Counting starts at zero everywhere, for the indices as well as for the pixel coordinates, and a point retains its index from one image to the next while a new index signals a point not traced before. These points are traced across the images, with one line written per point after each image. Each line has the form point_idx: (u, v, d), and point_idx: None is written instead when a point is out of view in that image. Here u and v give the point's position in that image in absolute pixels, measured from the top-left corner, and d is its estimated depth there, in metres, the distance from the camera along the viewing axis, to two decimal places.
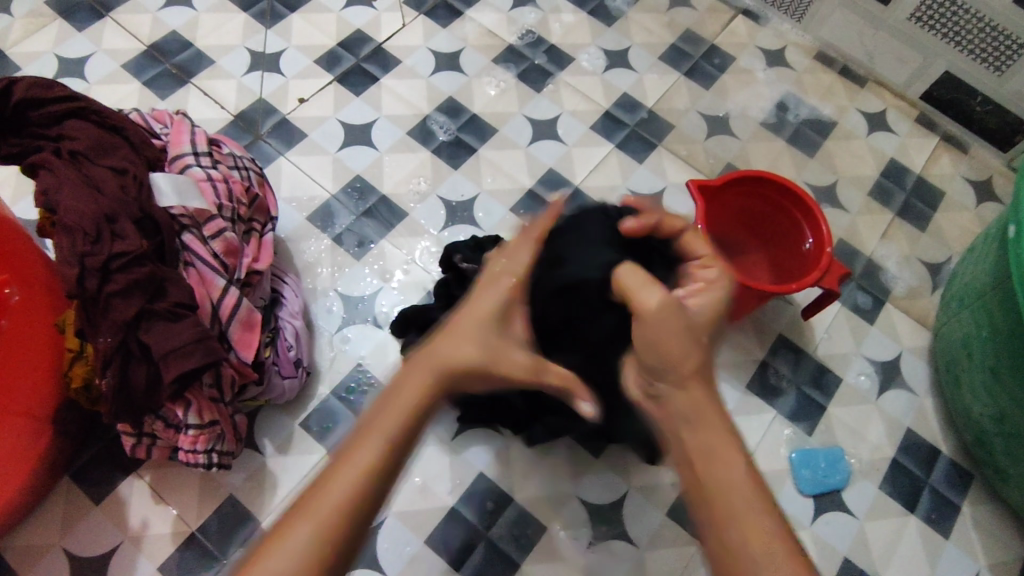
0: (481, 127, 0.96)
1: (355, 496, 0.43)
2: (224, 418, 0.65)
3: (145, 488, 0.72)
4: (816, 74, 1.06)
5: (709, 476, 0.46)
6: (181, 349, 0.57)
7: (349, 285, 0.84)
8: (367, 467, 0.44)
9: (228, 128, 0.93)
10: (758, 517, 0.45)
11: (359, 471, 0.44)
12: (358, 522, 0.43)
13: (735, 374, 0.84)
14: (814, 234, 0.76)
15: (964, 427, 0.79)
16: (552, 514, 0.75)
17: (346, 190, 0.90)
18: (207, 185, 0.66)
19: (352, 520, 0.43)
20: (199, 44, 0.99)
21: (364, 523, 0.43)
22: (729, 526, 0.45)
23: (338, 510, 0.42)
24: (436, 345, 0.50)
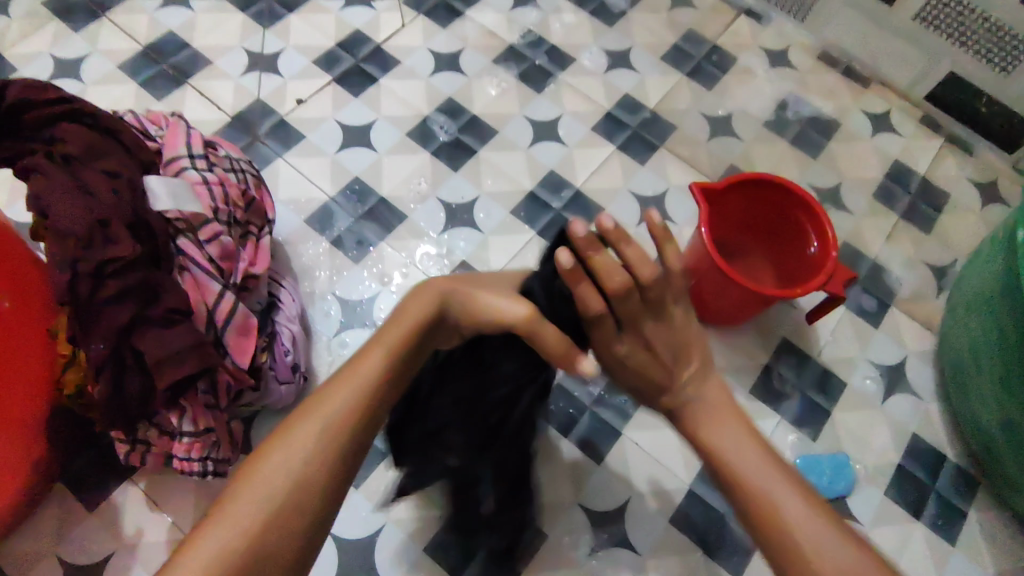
0: (481, 128, 0.95)
1: (350, 410, 0.44)
2: (220, 425, 0.64)
3: (140, 494, 0.71)
4: (819, 75, 1.05)
5: (742, 460, 0.47)
6: (176, 356, 0.57)
7: (348, 289, 0.83)
8: (368, 385, 0.45)
9: (225, 129, 0.92)
10: (782, 487, 0.46)
11: (360, 387, 0.45)
12: (350, 441, 0.44)
13: (738, 379, 0.83)
14: (818, 238, 0.75)
15: (971, 433, 0.78)
16: (553, 521, 0.74)
17: (344, 192, 0.89)
18: (202, 188, 0.65)
19: (348, 439, 0.44)
20: (197, 44, 0.98)
21: (357, 446, 0.45)
22: (774, 502, 0.45)
23: (341, 418, 0.44)
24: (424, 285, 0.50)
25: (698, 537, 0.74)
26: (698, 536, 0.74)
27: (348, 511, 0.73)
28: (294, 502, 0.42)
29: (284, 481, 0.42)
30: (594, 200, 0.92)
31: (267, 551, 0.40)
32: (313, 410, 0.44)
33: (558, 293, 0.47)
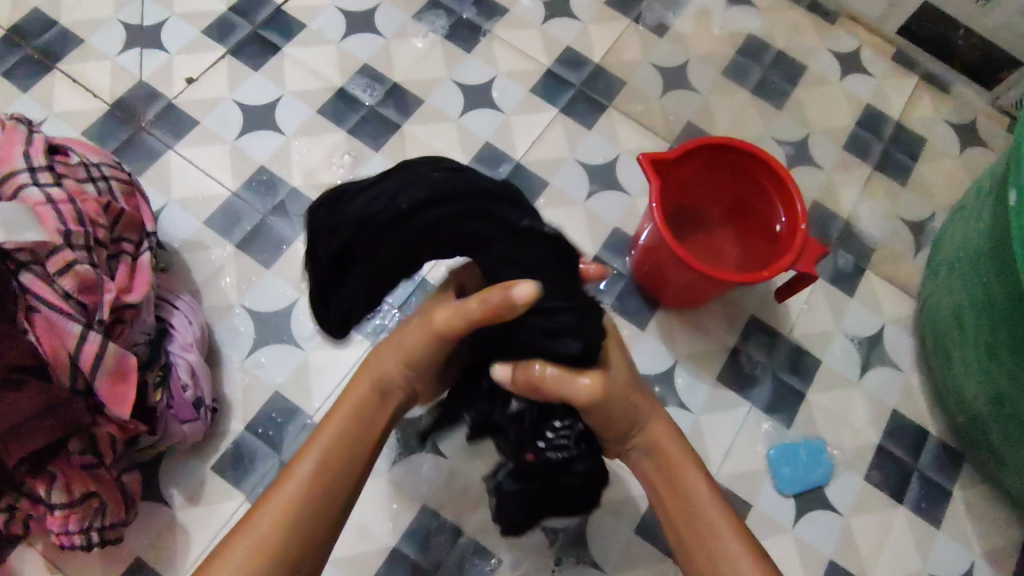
0: (404, 98, 0.83)
1: (340, 429, 0.49)
2: (104, 486, 0.55)
3: (36, 558, 0.63)
4: (782, 12, 0.94)
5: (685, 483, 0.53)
6: (23, 426, 0.52)
7: (260, 298, 0.72)
8: (350, 411, 0.50)
9: (104, 121, 0.79)
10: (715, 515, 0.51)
11: (354, 404, 0.50)
12: (345, 449, 0.48)
13: (704, 366, 0.75)
14: (787, 213, 0.66)
15: (955, 408, 0.72)
16: (508, 544, 0.66)
17: (249, 184, 0.77)
18: (46, 209, 0.53)
19: (342, 449, 0.48)
20: (64, 20, 0.83)
21: (358, 445, 0.49)
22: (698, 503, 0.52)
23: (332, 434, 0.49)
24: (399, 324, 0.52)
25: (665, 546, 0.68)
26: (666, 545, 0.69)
27: None
28: (323, 482, 0.47)
29: (298, 484, 0.46)
30: (537, 173, 0.81)
31: (302, 533, 0.45)
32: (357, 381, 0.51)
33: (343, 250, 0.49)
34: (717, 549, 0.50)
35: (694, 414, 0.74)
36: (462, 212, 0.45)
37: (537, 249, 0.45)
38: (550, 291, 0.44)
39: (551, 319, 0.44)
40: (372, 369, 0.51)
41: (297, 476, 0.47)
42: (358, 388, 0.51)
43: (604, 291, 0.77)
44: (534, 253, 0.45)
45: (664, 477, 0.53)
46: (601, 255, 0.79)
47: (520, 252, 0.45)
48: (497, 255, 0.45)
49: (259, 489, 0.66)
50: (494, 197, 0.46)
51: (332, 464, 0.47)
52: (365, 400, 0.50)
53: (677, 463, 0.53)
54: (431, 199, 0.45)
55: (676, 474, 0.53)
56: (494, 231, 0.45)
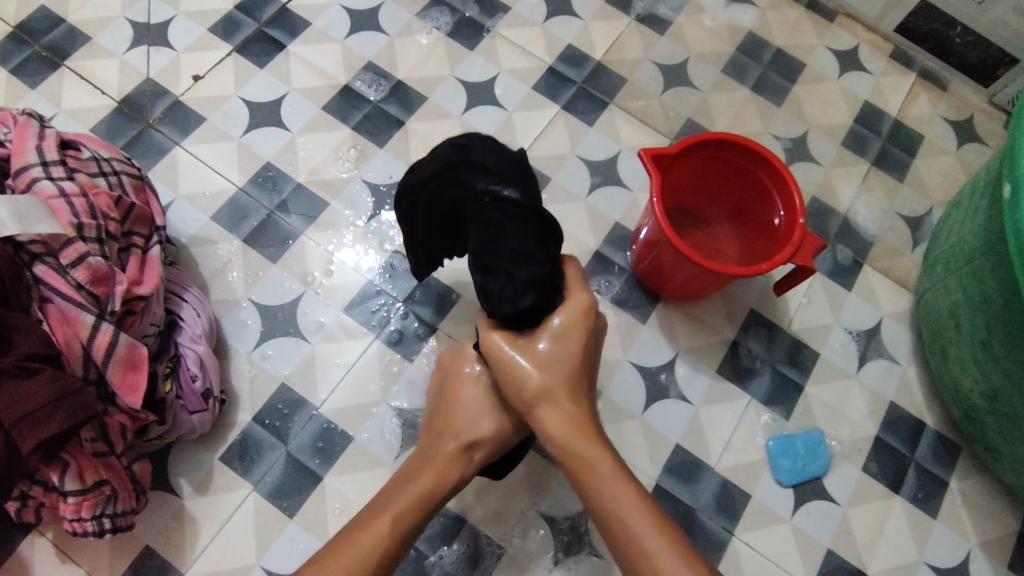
0: (408, 95, 0.84)
1: (428, 488, 0.55)
2: (115, 474, 0.56)
3: (48, 546, 0.64)
4: (781, 10, 0.95)
5: (591, 470, 0.53)
6: (36, 414, 0.49)
7: (266, 292, 0.73)
8: (434, 477, 0.55)
9: (112, 118, 0.80)
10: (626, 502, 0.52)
11: (436, 462, 0.56)
12: (427, 507, 0.54)
13: (704, 359, 0.76)
14: (785, 207, 0.68)
15: (951, 400, 0.73)
16: (511, 534, 0.68)
17: (255, 180, 0.78)
18: (59, 202, 0.54)
19: (425, 508, 0.54)
20: (72, 18, 0.84)
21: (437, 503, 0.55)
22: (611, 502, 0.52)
23: (423, 490, 0.54)
24: (467, 392, 0.59)
25: None
26: None
27: (281, 543, 0.66)
28: (406, 532, 0.53)
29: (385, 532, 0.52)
30: (539, 170, 0.83)
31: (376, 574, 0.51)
32: (438, 443, 0.58)
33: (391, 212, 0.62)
34: (627, 538, 0.50)
35: (693, 406, 0.75)
36: (448, 179, 0.53)
37: (495, 214, 0.50)
38: (501, 247, 0.50)
39: (490, 275, 0.51)
40: (453, 430, 0.58)
41: (385, 523, 0.52)
42: (441, 454, 0.57)
43: (606, 286, 0.78)
44: (493, 219, 0.50)
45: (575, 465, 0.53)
46: (602, 250, 0.80)
47: (492, 213, 0.51)
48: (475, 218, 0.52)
49: (267, 478, 0.67)
50: (478, 168, 0.52)
51: (418, 519, 0.54)
52: (448, 461, 0.56)
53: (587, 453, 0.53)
54: (433, 174, 0.54)
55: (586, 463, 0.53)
56: (469, 196, 0.52)
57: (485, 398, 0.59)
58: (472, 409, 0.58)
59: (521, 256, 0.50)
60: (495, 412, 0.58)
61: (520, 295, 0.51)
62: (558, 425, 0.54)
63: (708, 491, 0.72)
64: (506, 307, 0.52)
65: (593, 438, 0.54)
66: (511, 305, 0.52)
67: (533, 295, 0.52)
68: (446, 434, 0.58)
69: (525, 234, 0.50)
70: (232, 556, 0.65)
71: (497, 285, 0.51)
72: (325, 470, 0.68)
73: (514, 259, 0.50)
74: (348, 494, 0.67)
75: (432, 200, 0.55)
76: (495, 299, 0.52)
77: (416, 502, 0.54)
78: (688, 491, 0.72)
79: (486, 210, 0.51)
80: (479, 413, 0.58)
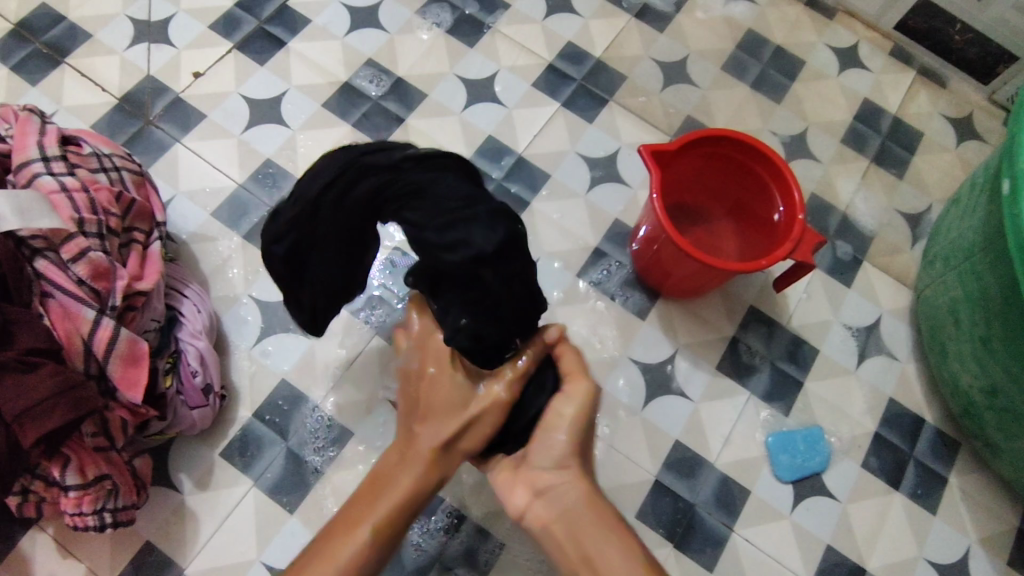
0: (408, 92, 0.84)
1: (399, 498, 0.50)
2: (116, 469, 0.56)
3: (49, 542, 0.64)
4: (781, 8, 0.95)
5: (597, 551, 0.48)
6: (38, 408, 0.49)
7: (266, 289, 0.74)
8: (410, 483, 0.51)
9: (113, 115, 0.80)
10: None
11: (412, 468, 0.51)
12: (402, 517, 0.50)
13: (703, 355, 0.77)
14: (785, 203, 0.68)
15: (951, 397, 0.73)
16: (510, 529, 0.68)
17: (256, 177, 0.78)
18: (60, 197, 0.55)
19: (401, 517, 0.50)
20: (73, 15, 0.84)
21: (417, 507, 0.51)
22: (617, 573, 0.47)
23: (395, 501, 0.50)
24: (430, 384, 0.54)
25: (665, 530, 0.70)
26: (665, 530, 0.70)
27: (282, 539, 0.66)
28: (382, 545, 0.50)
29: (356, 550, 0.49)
30: (538, 167, 0.83)
31: None
32: (408, 447, 0.53)
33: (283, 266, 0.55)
34: None
35: (693, 402, 0.75)
36: (353, 178, 0.50)
37: (421, 176, 0.50)
38: (440, 202, 0.48)
39: (446, 232, 0.47)
40: (422, 435, 0.52)
41: (355, 543, 0.49)
42: (413, 463, 0.52)
43: (604, 278, 0.79)
44: (419, 178, 0.50)
45: (582, 542, 0.49)
46: (602, 245, 0.80)
47: (416, 178, 0.50)
48: (399, 196, 0.50)
49: (267, 474, 0.67)
50: (375, 151, 0.51)
51: (392, 524, 0.50)
52: (422, 462, 0.52)
53: (589, 529, 0.49)
54: (329, 182, 0.50)
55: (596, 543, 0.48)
56: (384, 177, 0.50)
57: (457, 390, 0.53)
58: (442, 403, 0.53)
59: (467, 197, 0.49)
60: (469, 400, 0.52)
61: (489, 231, 0.47)
62: (568, 497, 0.51)
63: (708, 486, 0.72)
64: (478, 259, 0.46)
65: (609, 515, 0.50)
66: (481, 252, 0.46)
67: (496, 229, 0.47)
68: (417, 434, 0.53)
69: (454, 182, 0.50)
70: (233, 551, 0.65)
71: (457, 239, 0.47)
72: (324, 467, 0.68)
73: (462, 201, 0.48)
74: (349, 490, 0.68)
75: (343, 214, 0.51)
76: (463, 260, 0.47)
77: (395, 510, 0.50)
78: (688, 487, 0.72)
79: (406, 177, 0.50)
80: (457, 409, 0.52)
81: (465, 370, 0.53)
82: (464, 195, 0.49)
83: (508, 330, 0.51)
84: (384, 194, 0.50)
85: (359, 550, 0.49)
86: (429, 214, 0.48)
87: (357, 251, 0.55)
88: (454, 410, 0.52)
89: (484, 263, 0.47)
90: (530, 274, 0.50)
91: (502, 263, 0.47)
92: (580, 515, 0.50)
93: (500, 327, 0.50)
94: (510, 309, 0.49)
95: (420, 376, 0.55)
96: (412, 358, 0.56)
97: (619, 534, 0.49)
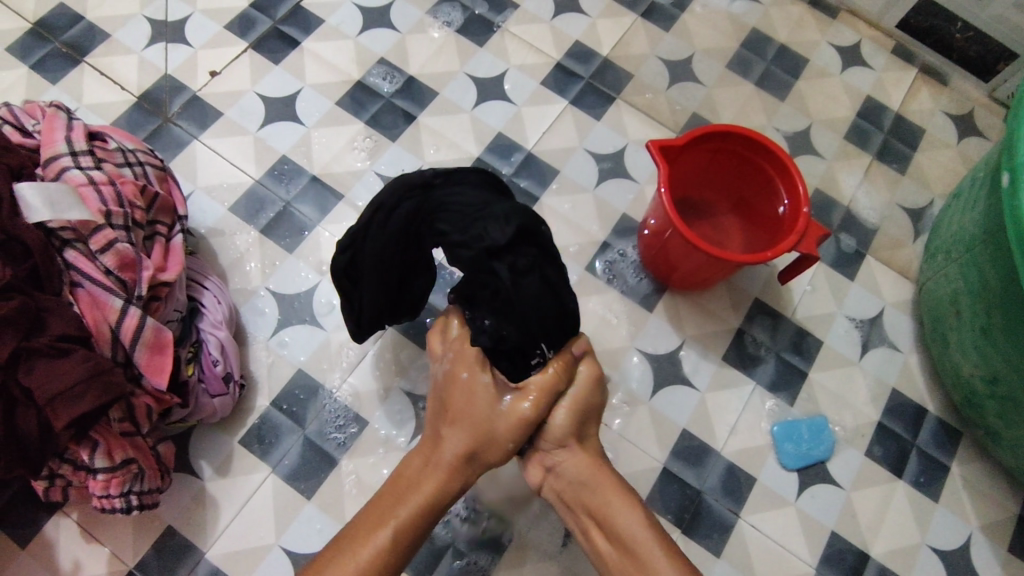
0: (419, 90, 0.86)
1: (427, 497, 0.55)
2: (141, 453, 0.58)
3: (73, 527, 0.65)
4: (785, 7, 0.96)
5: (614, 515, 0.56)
6: (70, 391, 0.51)
7: (283, 281, 0.75)
8: (436, 485, 0.56)
9: (132, 113, 0.82)
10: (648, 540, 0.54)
11: (440, 470, 0.56)
12: (428, 514, 0.55)
13: (710, 347, 0.78)
14: (790, 196, 0.69)
15: (953, 386, 0.75)
16: (522, 515, 0.70)
17: (271, 173, 0.80)
18: (89, 190, 0.57)
19: (427, 515, 0.55)
20: (92, 16, 0.86)
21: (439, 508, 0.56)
22: (634, 535, 0.55)
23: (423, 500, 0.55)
24: (454, 394, 0.58)
25: (673, 517, 0.72)
26: (674, 516, 0.72)
27: (300, 524, 0.67)
28: (408, 536, 0.53)
29: (385, 539, 0.52)
30: (547, 163, 0.84)
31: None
32: (434, 451, 0.58)
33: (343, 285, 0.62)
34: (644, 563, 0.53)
35: (700, 392, 0.76)
36: (390, 206, 0.56)
37: (447, 191, 0.55)
38: (461, 210, 0.54)
39: (465, 232, 0.53)
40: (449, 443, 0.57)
41: (383, 534, 0.52)
42: (439, 466, 0.56)
43: (621, 258, 0.81)
44: (443, 192, 0.55)
45: (602, 514, 0.57)
46: (610, 240, 0.82)
47: (442, 196, 0.55)
48: (431, 214, 0.56)
49: (285, 462, 0.69)
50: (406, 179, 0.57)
51: (417, 518, 0.54)
52: (448, 465, 0.56)
53: (607, 500, 0.57)
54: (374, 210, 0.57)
55: (613, 510, 0.56)
56: (417, 201, 0.56)
57: (484, 401, 0.57)
58: (471, 412, 0.57)
59: (481, 202, 0.54)
60: (494, 409, 0.57)
61: (502, 226, 0.52)
62: (580, 472, 0.59)
63: (714, 474, 0.74)
64: (492, 253, 0.52)
65: (621, 486, 0.58)
66: (494, 245, 0.52)
67: (507, 224, 0.52)
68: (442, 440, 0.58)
69: (475, 193, 0.55)
70: (253, 536, 0.67)
71: (474, 235, 0.52)
72: (341, 455, 0.70)
73: (478, 205, 0.54)
74: (364, 477, 0.69)
75: (385, 238, 0.56)
76: (483, 254, 0.52)
77: (417, 513, 0.54)
78: (695, 474, 0.73)
79: (436, 196, 0.55)
80: (483, 418, 0.57)
81: (494, 380, 0.58)
82: (482, 200, 0.54)
83: (532, 333, 0.56)
84: (421, 214, 0.56)
85: (387, 541, 0.52)
86: (455, 223, 0.54)
87: (401, 272, 0.60)
88: (481, 422, 0.57)
89: (498, 256, 0.52)
90: (547, 270, 0.55)
91: (512, 253, 0.52)
92: (597, 488, 0.58)
93: (523, 329, 0.55)
94: (536, 307, 0.54)
95: (446, 384, 0.59)
96: (443, 367, 0.60)
97: (625, 498, 0.57)
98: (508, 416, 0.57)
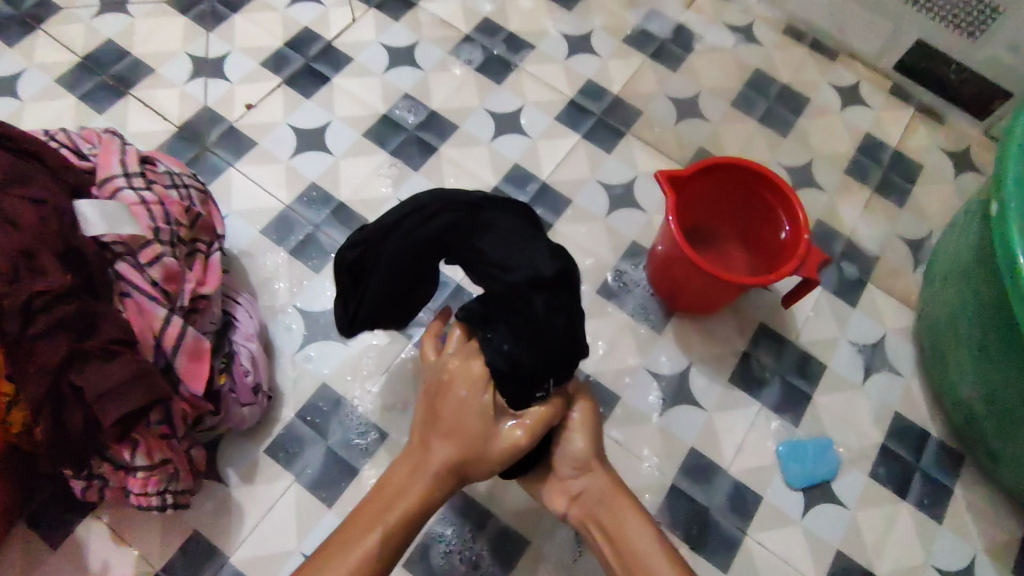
0: (440, 124, 0.92)
1: (417, 501, 0.58)
2: (177, 455, 0.62)
3: (103, 529, 0.68)
4: (786, 50, 1.02)
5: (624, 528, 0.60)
6: (116, 390, 0.54)
7: (310, 299, 0.80)
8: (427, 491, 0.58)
9: (172, 141, 0.88)
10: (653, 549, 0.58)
11: (430, 477, 0.59)
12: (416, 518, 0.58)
13: (717, 368, 0.81)
14: (791, 223, 0.73)
15: (953, 409, 0.77)
16: (534, 528, 0.72)
17: (301, 199, 0.85)
18: (140, 208, 0.61)
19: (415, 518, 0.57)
20: (138, 53, 0.93)
21: (427, 512, 0.59)
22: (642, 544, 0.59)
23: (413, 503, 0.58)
24: (446, 406, 0.60)
25: (682, 532, 0.74)
26: (682, 532, 0.74)
27: (320, 531, 0.70)
28: (397, 538, 0.56)
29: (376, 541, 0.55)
30: (560, 192, 0.89)
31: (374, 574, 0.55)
32: (423, 458, 0.60)
33: (348, 279, 0.64)
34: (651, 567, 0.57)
35: (707, 412, 0.79)
36: (428, 215, 0.57)
37: (493, 214, 0.57)
38: (507, 237, 0.56)
39: (510, 259, 0.55)
40: (442, 453, 0.59)
41: (374, 538, 0.55)
42: (429, 470, 0.59)
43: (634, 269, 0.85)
44: (490, 216, 0.57)
45: (610, 525, 0.61)
46: (620, 264, 0.85)
47: (487, 217, 0.57)
48: (474, 234, 0.57)
49: (308, 471, 0.72)
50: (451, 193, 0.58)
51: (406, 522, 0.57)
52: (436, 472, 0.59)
53: (614, 513, 0.61)
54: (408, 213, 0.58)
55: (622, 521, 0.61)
56: (460, 217, 0.57)
57: (478, 421, 0.59)
58: (462, 426, 0.59)
59: (524, 235, 0.56)
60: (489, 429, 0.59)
61: (548, 258, 0.54)
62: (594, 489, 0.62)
63: (721, 491, 0.76)
64: (535, 283, 0.54)
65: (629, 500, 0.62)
66: (540, 275, 0.54)
67: (555, 263, 0.54)
68: (433, 449, 0.59)
69: (518, 222, 0.57)
70: (274, 542, 0.69)
71: (519, 263, 0.54)
72: (363, 463, 0.73)
73: (523, 237, 0.56)
74: None
75: (411, 241, 0.58)
76: (523, 280, 0.54)
77: (406, 518, 0.57)
78: (702, 491, 0.76)
79: (480, 217, 0.57)
80: (478, 434, 0.59)
81: (494, 402, 0.59)
82: (527, 232, 0.56)
83: (546, 365, 0.56)
84: (456, 230, 0.57)
85: (380, 541, 0.55)
86: (495, 246, 0.56)
87: (412, 279, 0.62)
88: (473, 438, 0.59)
89: (539, 289, 0.54)
90: (575, 314, 0.56)
91: (555, 288, 0.54)
92: (605, 503, 0.62)
93: (539, 356, 0.56)
94: (561, 343, 0.55)
95: (438, 391, 0.61)
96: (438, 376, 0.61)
97: (635, 512, 0.61)
98: (504, 442, 0.59)
